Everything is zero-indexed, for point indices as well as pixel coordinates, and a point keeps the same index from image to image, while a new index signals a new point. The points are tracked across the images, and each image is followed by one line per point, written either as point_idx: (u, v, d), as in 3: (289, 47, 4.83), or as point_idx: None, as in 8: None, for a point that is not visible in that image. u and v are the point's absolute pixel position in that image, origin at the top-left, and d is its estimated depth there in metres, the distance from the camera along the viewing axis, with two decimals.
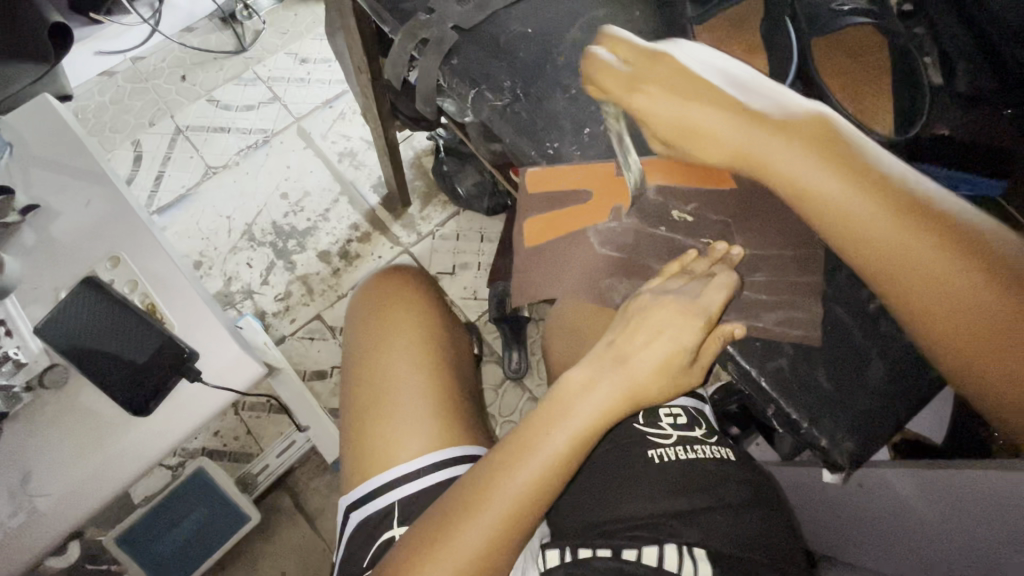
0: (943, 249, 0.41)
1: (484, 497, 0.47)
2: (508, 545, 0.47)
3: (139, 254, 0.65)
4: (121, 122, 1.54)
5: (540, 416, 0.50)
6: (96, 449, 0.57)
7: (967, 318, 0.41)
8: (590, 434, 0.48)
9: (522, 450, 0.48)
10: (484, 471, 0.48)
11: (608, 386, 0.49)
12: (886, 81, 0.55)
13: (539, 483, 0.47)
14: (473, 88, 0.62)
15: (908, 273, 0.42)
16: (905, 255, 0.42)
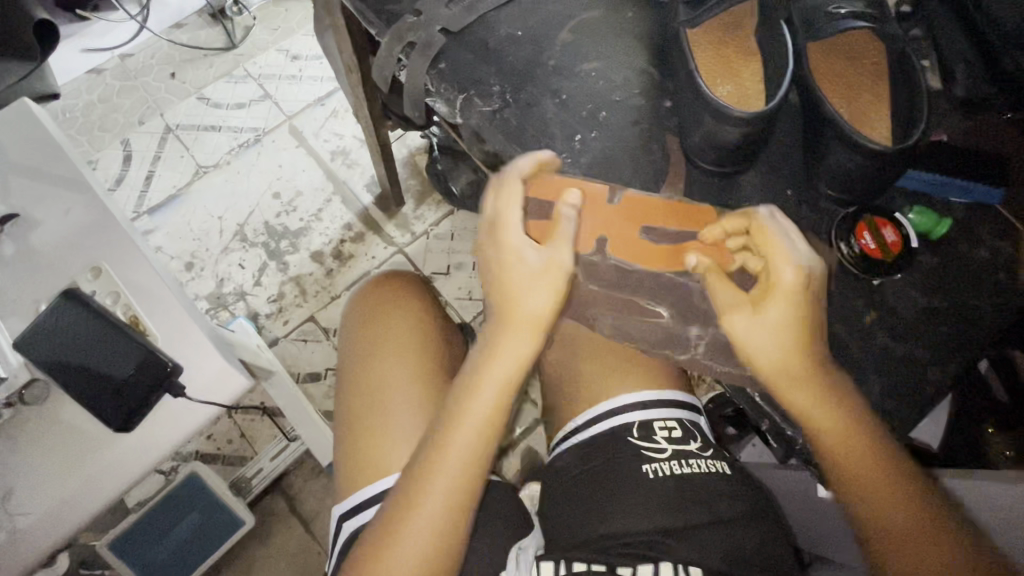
0: (855, 416, 0.46)
1: (423, 488, 0.50)
2: (451, 534, 0.50)
3: (121, 264, 0.63)
4: (109, 121, 1.51)
5: (446, 415, 0.52)
6: (80, 465, 0.56)
7: (869, 475, 0.46)
8: (488, 421, 0.51)
9: (441, 446, 0.50)
10: (416, 464, 0.51)
11: (492, 376, 0.50)
12: (883, 86, 0.54)
13: (461, 473, 0.50)
14: (462, 93, 0.61)
15: (832, 434, 0.47)
16: (830, 417, 0.46)
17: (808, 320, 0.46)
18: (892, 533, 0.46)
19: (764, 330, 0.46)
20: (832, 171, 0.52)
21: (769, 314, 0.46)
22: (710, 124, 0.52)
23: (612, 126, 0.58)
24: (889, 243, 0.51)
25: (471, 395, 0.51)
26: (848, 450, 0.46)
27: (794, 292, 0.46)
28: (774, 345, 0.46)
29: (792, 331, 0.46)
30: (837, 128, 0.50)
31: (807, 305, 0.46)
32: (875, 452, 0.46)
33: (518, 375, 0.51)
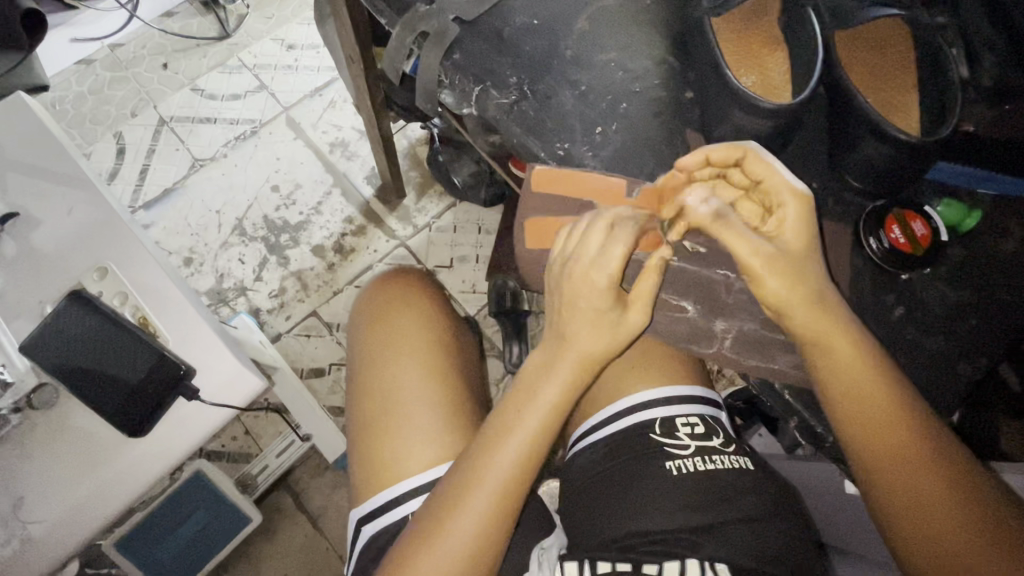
0: (878, 372, 0.45)
1: (472, 486, 0.50)
2: (501, 525, 0.50)
3: (127, 264, 0.61)
4: (102, 113, 1.48)
5: (498, 417, 0.53)
6: (93, 470, 0.55)
7: (881, 432, 0.45)
8: (556, 413, 0.52)
9: (492, 444, 0.51)
10: (467, 463, 0.52)
11: (563, 367, 0.52)
12: (911, 75, 0.53)
13: (523, 459, 0.51)
14: (477, 85, 0.59)
15: (847, 382, 0.46)
16: (848, 365, 0.45)
17: (812, 246, 0.47)
18: (917, 505, 0.44)
19: (782, 260, 0.46)
20: (861, 162, 0.51)
21: (791, 243, 0.47)
22: (740, 117, 0.50)
23: (632, 118, 0.57)
24: (918, 237, 0.50)
25: (526, 402, 0.52)
26: (870, 416, 0.45)
27: (801, 216, 0.47)
28: (789, 283, 0.46)
29: (796, 261, 0.46)
30: (869, 120, 0.48)
31: (811, 233, 0.47)
32: (904, 420, 0.45)
33: (566, 397, 0.52)
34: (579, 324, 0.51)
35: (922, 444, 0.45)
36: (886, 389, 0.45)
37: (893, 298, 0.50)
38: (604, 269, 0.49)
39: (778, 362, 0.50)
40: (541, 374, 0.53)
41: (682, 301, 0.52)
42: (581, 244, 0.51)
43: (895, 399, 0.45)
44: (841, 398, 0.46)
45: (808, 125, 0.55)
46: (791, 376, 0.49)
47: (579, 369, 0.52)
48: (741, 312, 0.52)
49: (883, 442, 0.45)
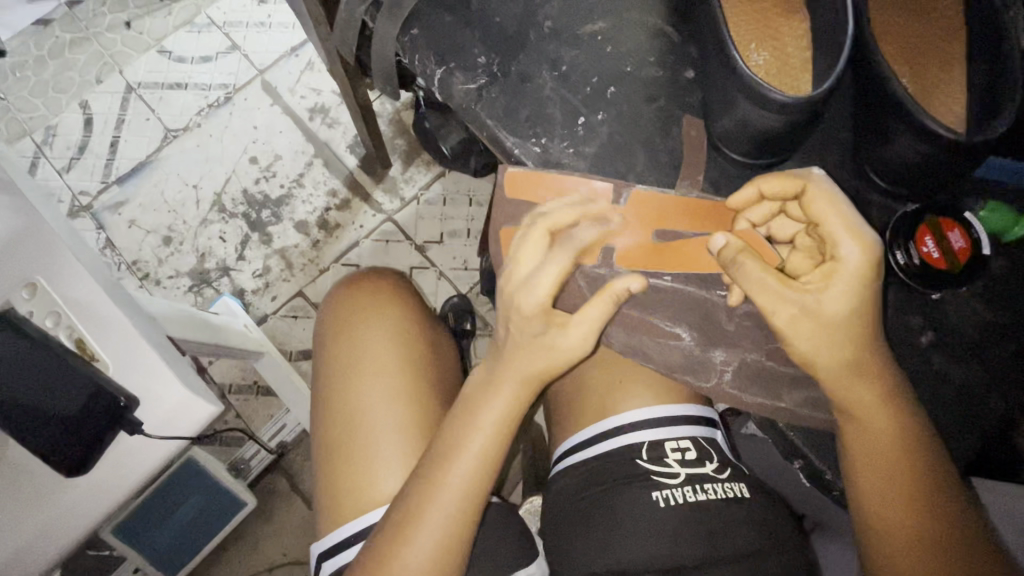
0: (902, 450, 0.40)
1: (410, 530, 0.45)
2: (458, 548, 0.46)
3: (59, 281, 0.53)
4: (64, 80, 1.37)
5: (432, 460, 0.47)
6: (35, 509, 0.50)
7: (884, 509, 0.41)
8: (505, 429, 0.47)
9: (428, 491, 0.46)
10: (398, 509, 0.47)
11: (511, 386, 0.46)
12: (957, 47, 0.44)
13: (474, 482, 0.46)
14: (440, 66, 0.50)
15: (862, 449, 0.41)
16: (863, 433, 0.41)
17: (872, 304, 0.40)
18: (906, 558, 0.41)
19: (824, 325, 0.40)
20: (892, 160, 0.43)
21: (826, 306, 0.40)
22: (745, 107, 0.41)
23: (623, 104, 0.48)
24: (956, 250, 0.43)
25: (457, 446, 0.46)
26: (880, 464, 0.41)
27: (862, 271, 0.39)
28: (826, 342, 0.40)
29: (846, 318, 0.40)
30: (903, 111, 0.40)
31: (870, 289, 0.40)
32: (916, 474, 0.41)
33: (509, 416, 0.47)
34: (522, 342, 0.45)
35: (930, 500, 0.41)
36: (905, 440, 0.40)
37: (919, 319, 0.43)
38: (535, 291, 0.43)
39: (783, 400, 0.44)
40: (475, 411, 0.47)
41: (674, 325, 0.46)
42: (517, 269, 0.44)
43: (907, 477, 0.41)
44: (856, 440, 0.41)
45: (830, 113, 0.47)
46: (794, 418, 0.44)
47: (516, 400, 0.46)
48: (742, 338, 0.46)
49: (888, 492, 0.41)
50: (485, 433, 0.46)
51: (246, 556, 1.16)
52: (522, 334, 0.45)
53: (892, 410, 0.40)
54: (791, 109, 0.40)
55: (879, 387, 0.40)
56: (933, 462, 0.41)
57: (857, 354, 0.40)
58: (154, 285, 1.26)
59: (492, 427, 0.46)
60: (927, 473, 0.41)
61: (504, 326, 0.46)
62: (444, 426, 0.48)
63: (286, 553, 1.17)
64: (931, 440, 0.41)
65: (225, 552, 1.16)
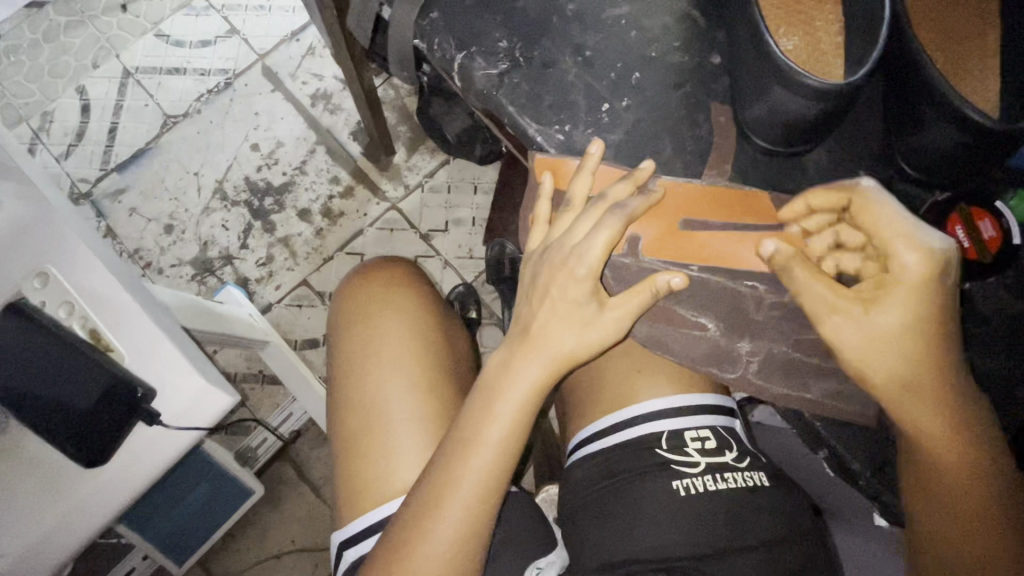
0: (969, 472, 0.40)
1: (431, 514, 0.45)
2: (481, 532, 0.46)
3: (72, 271, 0.52)
4: (60, 64, 1.34)
5: (450, 450, 0.46)
6: (54, 500, 0.50)
7: (954, 533, 0.40)
8: (525, 413, 0.46)
9: (447, 481, 0.45)
10: (418, 495, 0.46)
11: (535, 369, 0.45)
12: (991, 33, 0.43)
13: (495, 466, 0.45)
14: (460, 51, 0.49)
15: (930, 473, 0.40)
16: (927, 456, 0.40)
17: (935, 319, 0.39)
18: None
19: (880, 333, 0.39)
20: (925, 149, 0.42)
21: (882, 317, 0.39)
22: (779, 95, 0.41)
23: (647, 91, 0.47)
24: (985, 240, 0.42)
25: (475, 437, 0.46)
26: (945, 462, 0.40)
27: (918, 284, 0.38)
28: (880, 350, 0.39)
29: (916, 334, 0.38)
30: (941, 98, 0.39)
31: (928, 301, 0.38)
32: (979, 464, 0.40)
33: (532, 400, 0.46)
34: (559, 322, 0.45)
35: (991, 508, 0.40)
36: (968, 432, 0.39)
37: (948, 310, 0.43)
38: (585, 258, 0.43)
39: (812, 391, 0.44)
40: (496, 398, 0.46)
41: (701, 316, 0.46)
42: (567, 236, 0.45)
43: (978, 500, 0.40)
44: (923, 439, 0.40)
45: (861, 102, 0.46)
46: (821, 409, 0.43)
47: (538, 388, 0.46)
48: (770, 329, 0.45)
49: (952, 487, 0.40)
50: (503, 422, 0.46)
51: (254, 544, 1.17)
52: (561, 312, 0.45)
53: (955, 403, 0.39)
54: (824, 97, 0.39)
55: (940, 377, 0.39)
56: (1001, 484, 0.40)
57: (933, 343, 0.39)
58: (157, 274, 1.24)
59: (511, 410, 0.45)
60: (994, 495, 0.40)
61: (535, 304, 0.46)
62: (462, 412, 0.48)
63: (294, 541, 1.17)
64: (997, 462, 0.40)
65: (233, 540, 1.17)
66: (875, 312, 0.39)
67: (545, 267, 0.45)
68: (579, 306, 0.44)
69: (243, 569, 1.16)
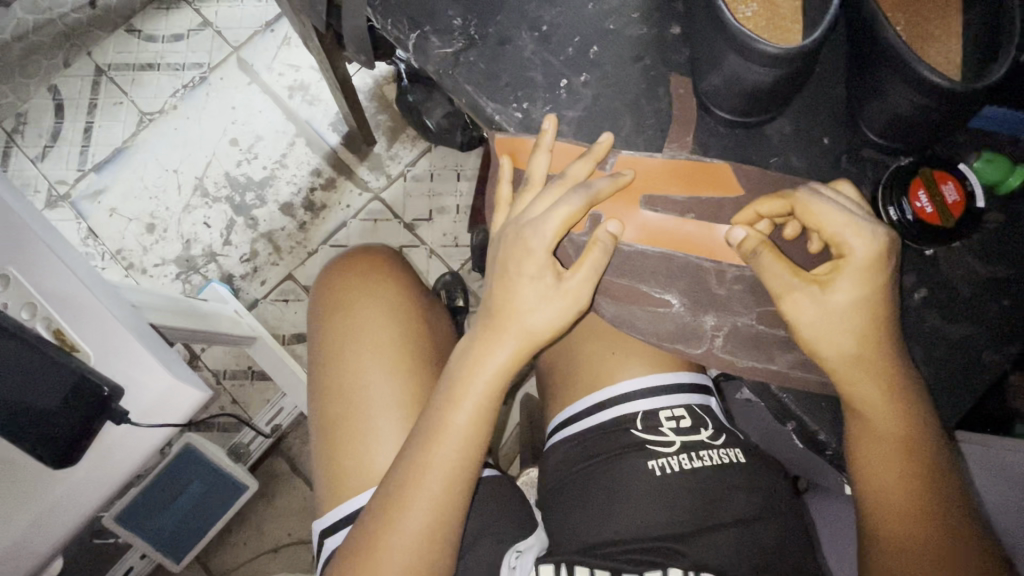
0: (908, 454, 0.41)
1: (404, 499, 0.44)
2: (453, 517, 0.45)
3: (33, 271, 0.52)
4: (30, 63, 1.31)
5: (418, 440, 0.46)
6: (25, 501, 0.50)
7: (896, 513, 0.41)
8: (493, 395, 0.46)
9: (417, 470, 0.45)
10: (392, 481, 0.46)
11: (502, 352, 0.45)
12: None
13: (465, 448, 0.45)
14: (414, 30, 0.48)
15: (876, 453, 0.41)
16: (876, 434, 0.41)
17: (884, 299, 0.40)
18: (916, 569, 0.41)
19: (835, 312, 0.40)
20: (886, 113, 0.41)
21: (834, 297, 0.40)
22: (735, 63, 0.40)
23: (606, 65, 0.46)
24: (948, 204, 0.41)
25: (441, 427, 0.45)
26: (879, 463, 0.41)
27: (867, 267, 0.39)
28: (836, 327, 0.40)
29: (866, 314, 0.40)
30: (898, 61, 0.38)
31: (881, 282, 0.39)
32: (915, 468, 0.41)
33: (497, 383, 0.46)
34: (522, 302, 0.44)
35: (929, 488, 0.41)
36: (908, 435, 0.41)
37: (913, 277, 0.43)
38: (540, 232, 0.43)
39: (778, 362, 0.44)
40: (463, 385, 0.46)
41: (665, 292, 0.45)
42: (522, 218, 0.45)
43: (914, 482, 0.41)
44: (861, 440, 0.41)
45: (822, 67, 0.45)
46: (787, 383, 0.43)
47: (503, 372, 0.46)
48: (737, 303, 0.45)
49: (888, 488, 0.41)
50: (469, 409, 0.46)
51: (251, 538, 1.17)
52: (523, 293, 0.44)
53: (900, 406, 0.40)
54: (780, 62, 0.38)
55: (877, 380, 0.40)
56: (936, 468, 0.41)
57: (878, 344, 0.40)
58: (140, 274, 1.23)
59: (480, 393, 0.45)
60: (931, 478, 0.41)
61: (499, 287, 0.45)
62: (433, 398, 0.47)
63: (291, 534, 1.18)
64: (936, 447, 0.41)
65: (229, 535, 1.17)
66: (828, 288, 0.40)
67: (502, 248, 0.45)
68: (535, 285, 0.44)
69: (240, 563, 1.16)
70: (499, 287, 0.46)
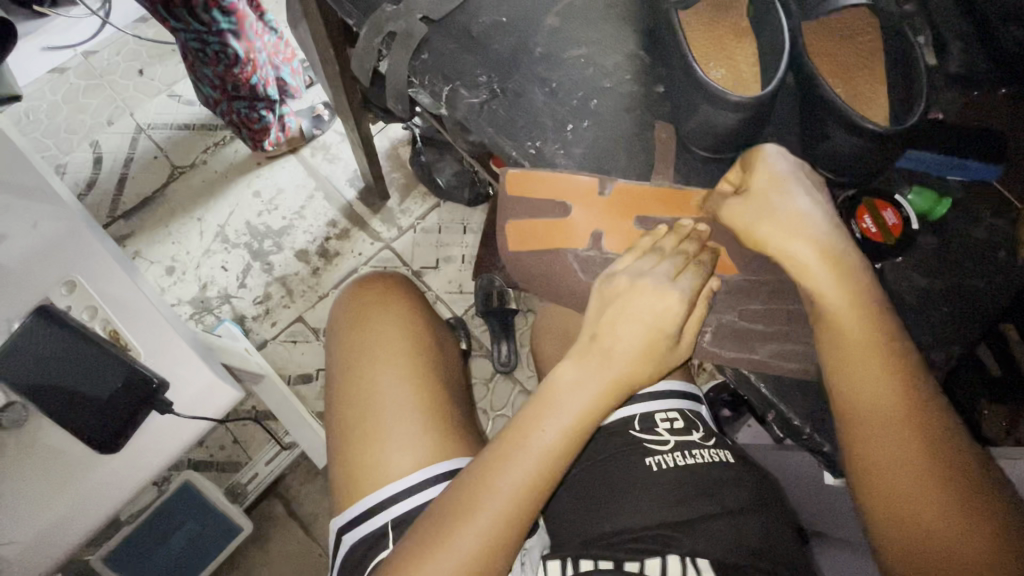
0: (878, 374, 0.45)
1: (486, 487, 0.48)
2: (531, 510, 0.48)
3: (100, 279, 0.57)
4: (76, 122, 1.45)
5: (506, 439, 0.50)
6: (67, 485, 0.53)
7: (880, 431, 0.44)
8: (588, 416, 0.50)
9: (500, 459, 0.49)
10: (473, 471, 0.50)
11: (595, 381, 0.51)
12: (875, 64, 0.53)
13: (554, 452, 0.49)
14: (447, 85, 0.58)
15: (845, 375, 0.46)
16: (843, 356, 0.46)
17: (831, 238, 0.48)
18: (907, 486, 0.43)
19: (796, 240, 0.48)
20: (833, 153, 0.51)
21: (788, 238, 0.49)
22: (707, 110, 0.50)
23: (604, 115, 0.56)
24: (889, 227, 0.51)
25: (534, 424, 0.50)
26: (856, 389, 0.46)
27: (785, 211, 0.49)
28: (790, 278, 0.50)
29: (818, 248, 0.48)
30: (839, 113, 0.48)
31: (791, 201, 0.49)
32: (893, 392, 0.45)
33: (598, 404, 0.50)
34: (624, 336, 0.51)
35: (909, 410, 0.44)
36: (876, 353, 0.46)
37: None
38: (678, 285, 0.50)
39: (758, 352, 0.50)
40: (553, 403, 0.51)
41: None
42: (640, 271, 0.51)
43: (895, 403, 0.45)
44: (835, 357, 0.47)
45: (778, 119, 0.55)
46: (765, 372, 0.50)
47: (602, 395, 0.50)
48: (717, 304, 0.52)
49: (870, 408, 0.45)
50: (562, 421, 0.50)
51: None
52: (629, 331, 0.51)
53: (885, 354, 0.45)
54: (743, 108, 0.48)
55: (857, 313, 0.47)
56: (916, 391, 0.45)
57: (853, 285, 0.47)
58: None
59: (578, 410, 0.50)
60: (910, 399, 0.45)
61: (609, 330, 0.51)
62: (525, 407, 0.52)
63: None
64: (910, 370, 0.45)
65: None
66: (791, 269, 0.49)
67: (608, 302, 0.51)
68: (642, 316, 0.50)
69: None
70: (620, 329, 0.51)
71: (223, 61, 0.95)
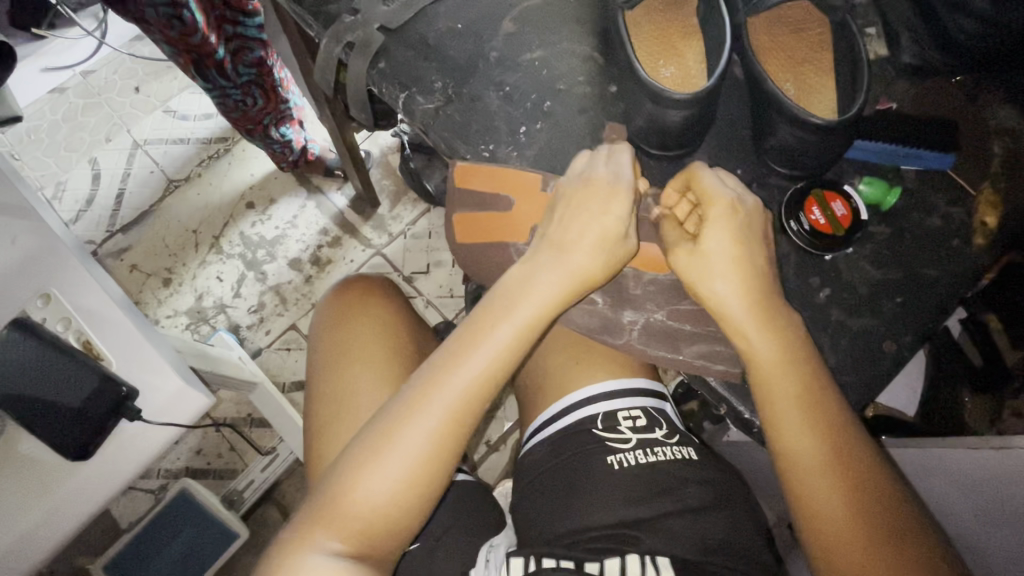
0: (811, 412, 0.46)
1: (420, 402, 0.48)
2: (463, 426, 0.49)
3: (74, 291, 0.57)
4: (76, 140, 1.48)
5: (449, 351, 0.51)
6: (44, 491, 0.55)
7: (810, 470, 0.46)
8: (532, 328, 0.51)
9: (436, 379, 0.49)
10: (411, 388, 0.49)
11: (554, 277, 0.51)
12: (825, 56, 0.53)
13: (492, 371, 0.50)
14: (403, 92, 0.59)
15: (777, 408, 0.46)
16: (774, 389, 0.47)
17: (744, 247, 0.49)
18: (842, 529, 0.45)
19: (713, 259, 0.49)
20: (779, 147, 0.51)
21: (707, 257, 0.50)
22: (652, 108, 0.51)
23: (558, 116, 0.57)
24: (839, 218, 0.50)
25: (481, 334, 0.50)
26: (792, 429, 0.46)
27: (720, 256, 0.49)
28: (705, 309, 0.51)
29: (737, 261, 0.49)
30: (782, 106, 0.48)
31: (738, 237, 0.49)
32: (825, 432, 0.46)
33: (540, 316, 0.51)
34: (587, 233, 0.51)
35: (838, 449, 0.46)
36: (808, 389, 0.46)
37: (817, 280, 0.51)
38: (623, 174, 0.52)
39: (683, 352, 0.51)
40: (493, 319, 0.51)
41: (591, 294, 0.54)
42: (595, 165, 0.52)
43: (826, 443, 0.46)
44: (768, 393, 0.47)
45: (726, 112, 0.56)
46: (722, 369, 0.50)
47: (549, 305, 0.51)
48: (673, 300, 0.53)
49: (802, 448, 0.46)
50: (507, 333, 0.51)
51: None
52: (592, 227, 0.51)
53: (809, 380, 0.46)
54: (686, 105, 0.48)
55: (784, 341, 0.47)
56: (846, 429, 0.46)
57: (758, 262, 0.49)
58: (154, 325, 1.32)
59: (523, 321, 0.50)
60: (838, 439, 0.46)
61: (564, 222, 0.53)
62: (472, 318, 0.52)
63: None
64: (837, 409, 0.46)
65: None
66: (674, 260, 0.51)
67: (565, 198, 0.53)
68: (548, 258, 0.52)
69: None
70: (581, 219, 0.52)
71: (242, 108, 0.90)
